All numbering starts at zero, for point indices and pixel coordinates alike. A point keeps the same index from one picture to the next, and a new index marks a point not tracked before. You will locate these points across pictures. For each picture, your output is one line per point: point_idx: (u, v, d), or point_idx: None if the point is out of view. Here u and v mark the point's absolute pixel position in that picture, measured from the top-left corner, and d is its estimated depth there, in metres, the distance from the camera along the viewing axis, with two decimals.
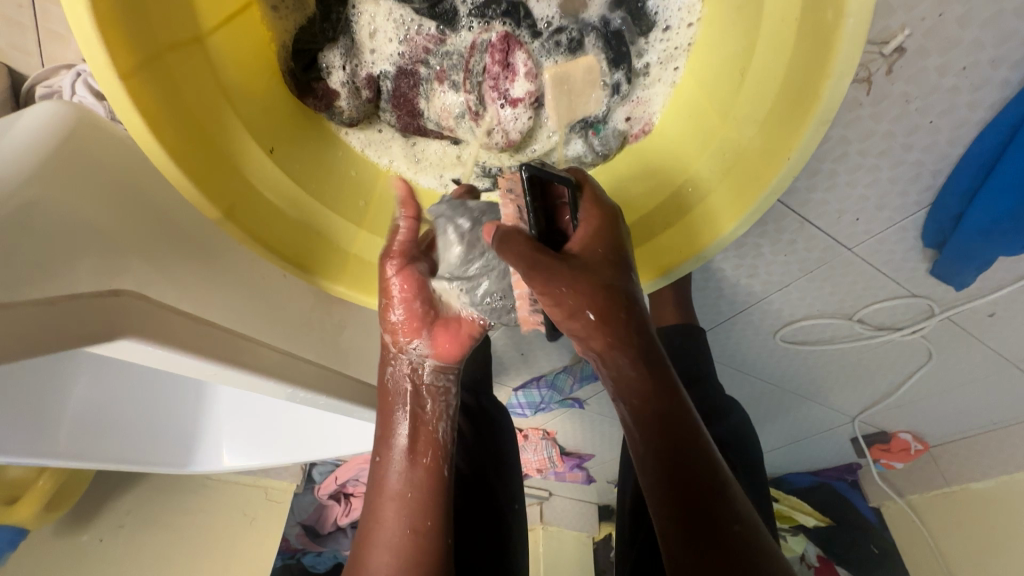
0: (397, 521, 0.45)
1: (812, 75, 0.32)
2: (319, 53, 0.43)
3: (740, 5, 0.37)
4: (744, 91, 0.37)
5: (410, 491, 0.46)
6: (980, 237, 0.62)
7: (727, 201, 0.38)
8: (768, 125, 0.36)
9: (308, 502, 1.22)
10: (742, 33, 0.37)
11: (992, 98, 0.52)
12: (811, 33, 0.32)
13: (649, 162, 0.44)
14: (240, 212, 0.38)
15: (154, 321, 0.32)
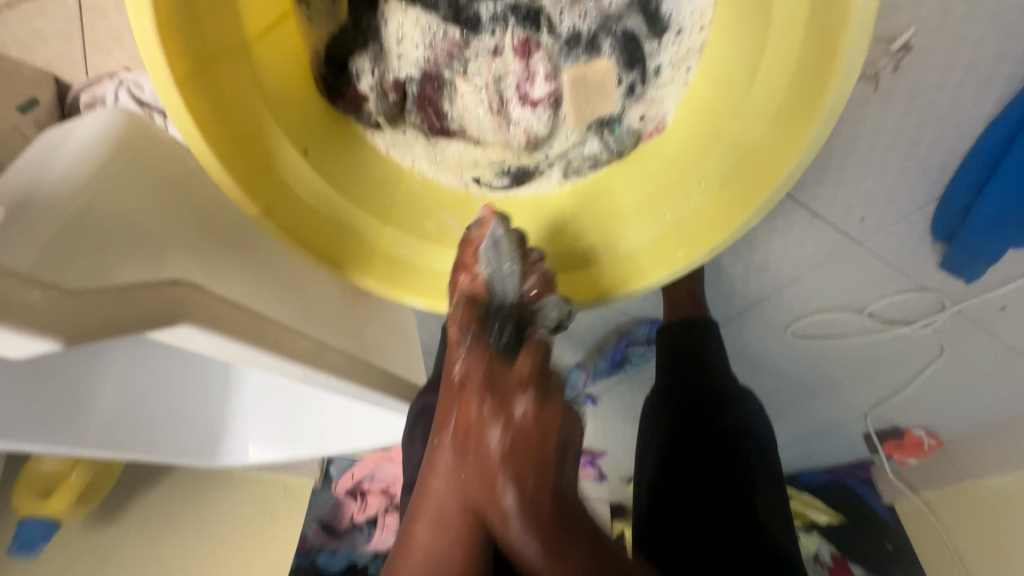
0: (444, 500, 0.45)
1: (818, 73, 0.34)
2: (349, 59, 0.45)
3: (747, 9, 0.39)
4: (753, 90, 0.39)
5: (462, 473, 0.45)
6: (987, 228, 0.63)
7: (737, 196, 0.40)
8: (777, 121, 0.37)
9: (326, 499, 1.22)
10: (751, 33, 0.39)
11: (998, 93, 0.53)
12: (817, 33, 0.34)
13: (662, 159, 0.46)
14: (277, 209, 0.41)
15: (207, 310, 0.34)
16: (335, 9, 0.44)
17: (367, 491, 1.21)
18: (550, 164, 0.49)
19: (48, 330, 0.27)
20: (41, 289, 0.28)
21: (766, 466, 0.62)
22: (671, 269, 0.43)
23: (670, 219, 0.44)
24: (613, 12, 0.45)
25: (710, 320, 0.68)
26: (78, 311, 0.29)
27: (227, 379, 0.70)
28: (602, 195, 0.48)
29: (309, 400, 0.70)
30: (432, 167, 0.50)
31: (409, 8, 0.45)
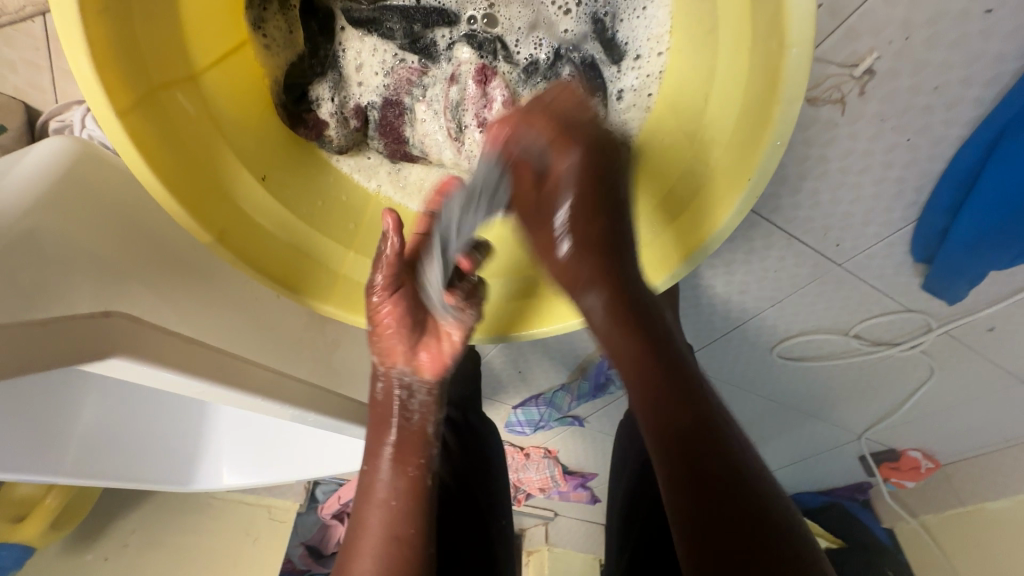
0: (382, 530, 0.46)
1: (764, 101, 0.33)
2: (310, 87, 0.46)
3: (701, 35, 0.38)
4: (708, 116, 0.39)
5: (394, 499, 0.48)
6: (968, 249, 0.62)
7: (694, 221, 0.40)
8: (731, 147, 0.37)
9: (312, 521, 1.28)
10: (702, 59, 0.39)
11: (967, 116, 0.53)
12: (762, 61, 0.33)
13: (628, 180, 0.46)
14: (231, 236, 0.41)
15: (139, 339, 0.33)
16: (291, 37, 0.44)
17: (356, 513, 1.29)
18: None
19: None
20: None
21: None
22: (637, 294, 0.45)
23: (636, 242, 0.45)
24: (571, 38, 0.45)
25: None
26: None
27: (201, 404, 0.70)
28: None
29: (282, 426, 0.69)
30: (399, 192, 0.51)
31: (366, 36, 0.45)
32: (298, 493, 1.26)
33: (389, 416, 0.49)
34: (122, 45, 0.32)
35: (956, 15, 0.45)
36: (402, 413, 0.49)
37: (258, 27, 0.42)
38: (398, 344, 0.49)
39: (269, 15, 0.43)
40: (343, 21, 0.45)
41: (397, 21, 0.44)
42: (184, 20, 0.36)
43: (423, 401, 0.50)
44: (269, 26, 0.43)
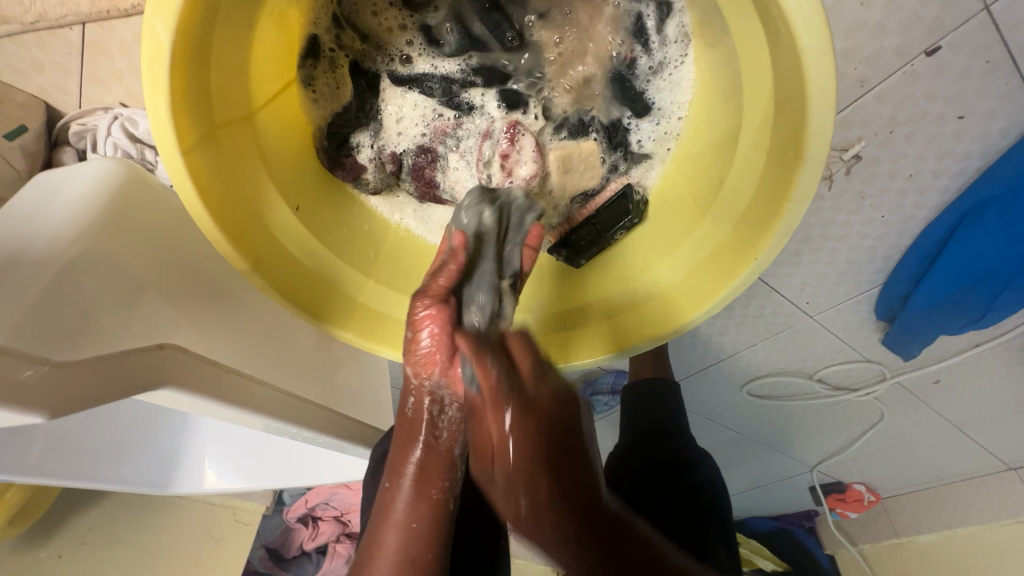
0: (399, 552, 0.47)
1: (776, 201, 0.36)
2: (351, 135, 0.48)
3: (722, 121, 0.41)
4: (722, 194, 0.42)
5: (413, 523, 0.48)
6: (929, 314, 0.69)
7: (708, 279, 0.44)
8: (739, 230, 0.41)
9: (275, 524, 1.29)
10: (721, 143, 0.42)
11: (934, 201, 0.59)
12: (777, 165, 0.36)
13: (661, 216, 0.49)
14: (264, 263, 0.42)
15: (189, 373, 0.35)
16: (337, 92, 0.46)
17: (321, 517, 1.33)
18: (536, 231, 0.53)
19: (39, 407, 0.28)
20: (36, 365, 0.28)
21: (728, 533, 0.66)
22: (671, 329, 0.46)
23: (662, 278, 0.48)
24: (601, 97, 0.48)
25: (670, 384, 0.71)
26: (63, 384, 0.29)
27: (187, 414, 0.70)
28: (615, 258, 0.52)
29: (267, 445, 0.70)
30: (423, 229, 0.54)
31: (408, 92, 0.47)
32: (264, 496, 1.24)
33: (417, 433, 0.47)
34: (197, 94, 0.35)
35: (932, 118, 0.51)
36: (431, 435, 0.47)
37: (309, 84, 0.44)
38: (437, 356, 0.44)
39: (319, 73, 0.44)
40: (387, 78, 0.47)
41: (439, 79, 0.46)
42: (252, 67, 0.38)
43: (454, 417, 0.47)
44: (319, 84, 0.45)
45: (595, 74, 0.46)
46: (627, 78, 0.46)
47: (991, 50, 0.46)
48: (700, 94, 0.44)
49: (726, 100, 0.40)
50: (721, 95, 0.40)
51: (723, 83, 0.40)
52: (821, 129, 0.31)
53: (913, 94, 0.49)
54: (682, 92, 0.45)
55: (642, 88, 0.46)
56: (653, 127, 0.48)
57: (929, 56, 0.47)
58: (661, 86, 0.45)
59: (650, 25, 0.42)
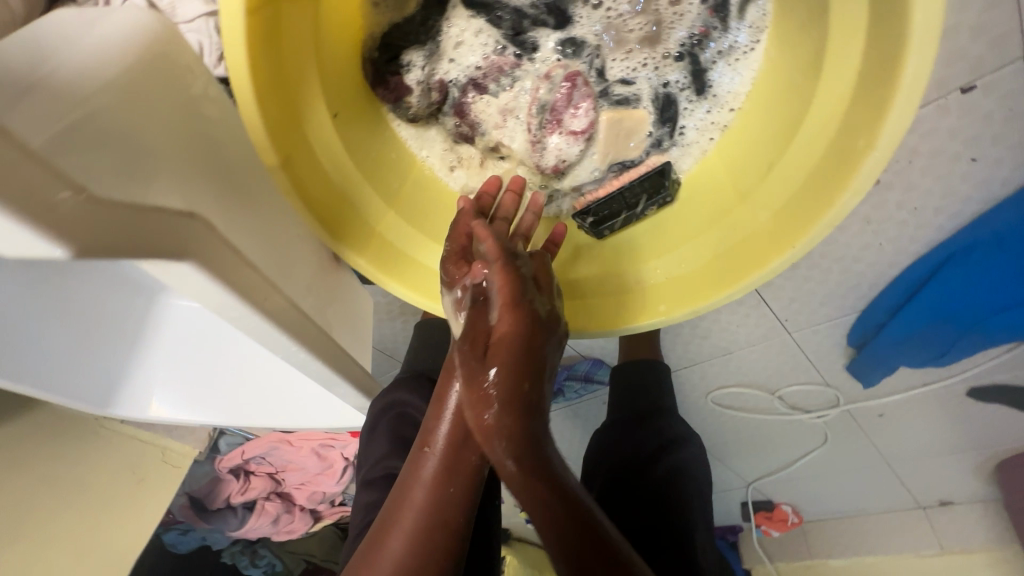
0: (427, 507, 0.48)
1: (829, 184, 0.37)
2: (403, 50, 0.45)
3: (778, 109, 0.42)
4: (767, 181, 0.43)
5: (451, 487, 0.48)
6: (897, 344, 0.74)
7: (741, 260, 0.44)
8: (781, 215, 0.42)
9: (203, 473, 1.23)
10: (776, 132, 0.42)
11: (928, 237, 0.63)
12: (836, 151, 0.36)
13: (696, 199, 0.50)
14: (294, 163, 0.39)
15: (213, 250, 0.34)
16: (401, 1, 0.44)
17: (254, 472, 1.31)
18: (559, 195, 0.53)
19: (65, 238, 0.25)
20: (69, 191, 0.26)
21: (700, 513, 0.72)
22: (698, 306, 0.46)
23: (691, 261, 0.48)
24: (662, 69, 0.47)
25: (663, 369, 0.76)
26: (86, 231, 0.26)
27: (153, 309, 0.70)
28: (653, 236, 0.52)
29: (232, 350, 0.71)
30: (450, 172, 0.52)
31: (473, 18, 0.45)
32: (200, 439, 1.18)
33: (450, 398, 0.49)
34: None
35: (949, 156, 0.55)
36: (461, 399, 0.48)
37: None
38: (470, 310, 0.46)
39: None
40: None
41: (508, 12, 0.45)
42: None
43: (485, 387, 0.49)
44: None
45: (668, 44, 0.46)
46: (694, 51, 0.45)
47: (1017, 100, 0.49)
48: (758, 83, 0.44)
49: (785, 87, 0.41)
50: (782, 84, 0.41)
51: (793, 72, 0.40)
52: (900, 116, 0.32)
53: (938, 128, 0.52)
54: (740, 80, 0.45)
55: (704, 65, 0.45)
56: (705, 113, 0.47)
57: (963, 93, 0.49)
58: (722, 72, 0.45)
59: (734, 3, 0.43)
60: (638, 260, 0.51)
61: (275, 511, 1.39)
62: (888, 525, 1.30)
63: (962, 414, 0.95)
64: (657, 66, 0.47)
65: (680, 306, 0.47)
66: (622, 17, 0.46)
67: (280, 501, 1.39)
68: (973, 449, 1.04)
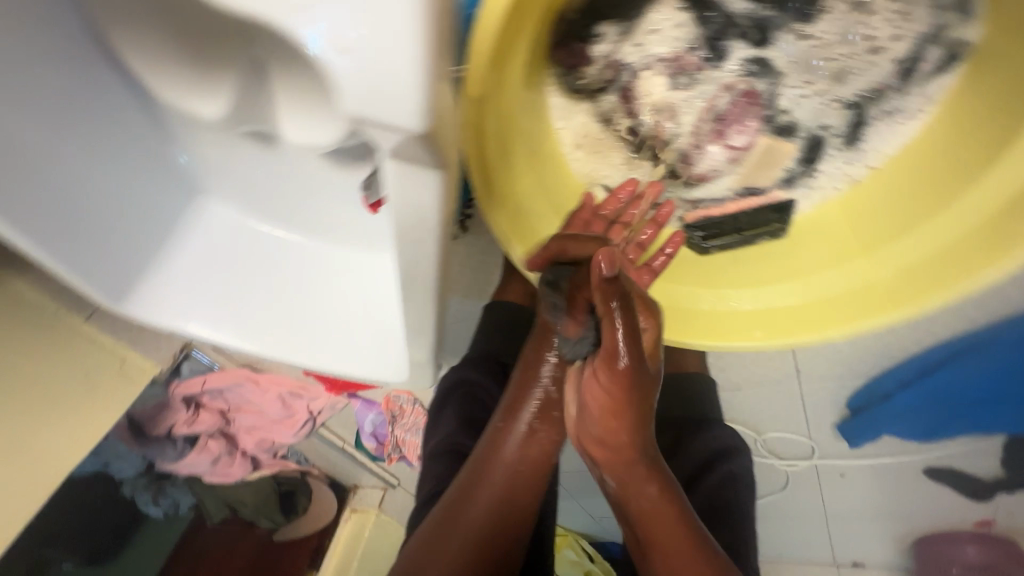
0: (504, 485, 0.54)
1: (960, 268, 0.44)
2: (600, 19, 0.43)
3: (922, 183, 0.46)
4: (894, 244, 0.48)
5: (524, 466, 0.55)
6: (895, 417, 0.81)
7: (846, 308, 0.50)
8: (905, 275, 0.47)
9: (154, 396, 1.15)
10: (915, 211, 0.46)
11: (955, 323, 0.70)
12: (983, 243, 0.42)
13: (805, 238, 0.53)
14: (485, 105, 0.39)
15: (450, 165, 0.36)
16: None
17: (205, 406, 1.23)
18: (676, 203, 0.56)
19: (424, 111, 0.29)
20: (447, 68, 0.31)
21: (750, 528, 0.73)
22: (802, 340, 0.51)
23: (794, 298, 0.52)
24: (828, 112, 0.46)
25: (711, 384, 0.81)
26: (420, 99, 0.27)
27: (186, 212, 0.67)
28: (756, 259, 0.55)
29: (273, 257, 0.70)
30: (574, 150, 0.52)
31: (681, 8, 0.42)
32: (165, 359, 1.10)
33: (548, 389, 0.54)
34: None
35: None
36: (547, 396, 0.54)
37: None
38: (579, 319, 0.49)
39: None
40: None
41: (717, 12, 0.42)
42: None
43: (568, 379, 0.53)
44: None
45: (846, 90, 0.45)
46: (863, 104, 0.45)
47: None
48: (905, 151, 0.47)
49: (940, 162, 0.45)
50: (937, 158, 0.45)
51: (959, 154, 0.43)
52: None
53: None
54: (890, 140, 0.47)
55: (865, 119, 0.46)
56: (842, 164, 0.50)
57: None
58: (880, 129, 0.47)
59: (925, 70, 0.42)
60: (732, 278, 0.55)
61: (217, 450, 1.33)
62: None
63: (908, 489, 1.06)
64: (824, 107, 0.46)
65: (772, 339, 0.52)
66: (822, 50, 0.43)
67: (224, 441, 1.32)
68: None
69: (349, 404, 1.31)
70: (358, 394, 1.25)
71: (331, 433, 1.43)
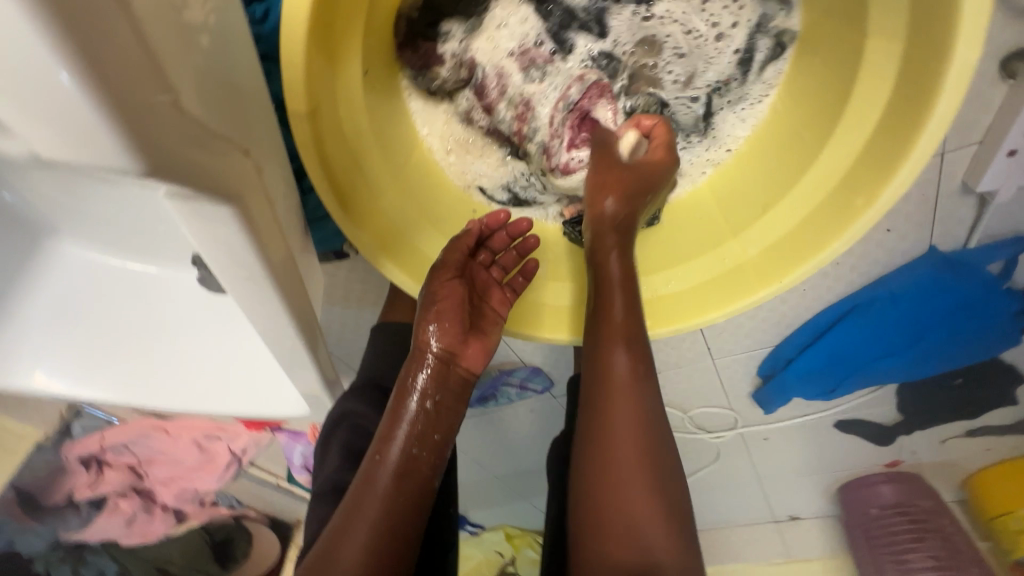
0: (381, 520, 0.48)
1: (845, 209, 0.41)
2: (444, 19, 0.45)
3: (807, 126, 0.44)
4: (779, 205, 0.45)
5: (397, 521, 0.48)
6: (801, 376, 0.86)
7: (767, 267, 0.46)
8: (800, 229, 0.44)
9: (43, 461, 1.03)
10: (788, 166, 0.45)
11: (840, 289, 0.74)
12: (863, 172, 0.39)
13: (699, 213, 0.52)
14: (320, 116, 0.35)
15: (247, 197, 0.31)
16: None
17: (109, 464, 1.12)
18: (550, 202, 0.55)
19: (136, 150, 0.24)
20: (167, 95, 0.26)
21: None
22: (721, 312, 0.48)
23: (709, 264, 0.50)
24: (681, 100, 0.50)
25: None
26: None
27: (38, 252, 0.60)
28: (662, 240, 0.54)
29: (137, 299, 0.63)
30: (445, 154, 0.50)
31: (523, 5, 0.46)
32: (47, 421, 0.99)
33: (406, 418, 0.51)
34: None
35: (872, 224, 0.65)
36: (417, 440, 0.51)
37: None
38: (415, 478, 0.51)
39: None
40: None
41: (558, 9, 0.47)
42: None
43: (419, 421, 0.51)
44: None
45: (697, 83, 0.49)
46: (711, 93, 0.49)
47: (928, 186, 0.60)
48: (761, 128, 0.48)
49: (808, 114, 0.43)
50: (793, 119, 0.45)
51: (799, 127, 0.44)
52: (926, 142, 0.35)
53: None
54: (744, 122, 0.49)
55: (716, 106, 0.50)
56: (703, 149, 0.52)
57: None
58: (729, 115, 0.50)
59: (759, 60, 0.46)
60: (648, 263, 0.54)
61: (130, 509, 1.22)
62: (749, 538, 1.47)
63: (825, 443, 1.12)
64: (675, 96, 0.50)
65: (698, 313, 0.49)
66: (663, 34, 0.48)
67: (137, 497, 1.21)
68: (826, 472, 1.23)
69: (275, 438, 1.21)
70: (282, 427, 1.15)
71: (263, 472, 1.33)
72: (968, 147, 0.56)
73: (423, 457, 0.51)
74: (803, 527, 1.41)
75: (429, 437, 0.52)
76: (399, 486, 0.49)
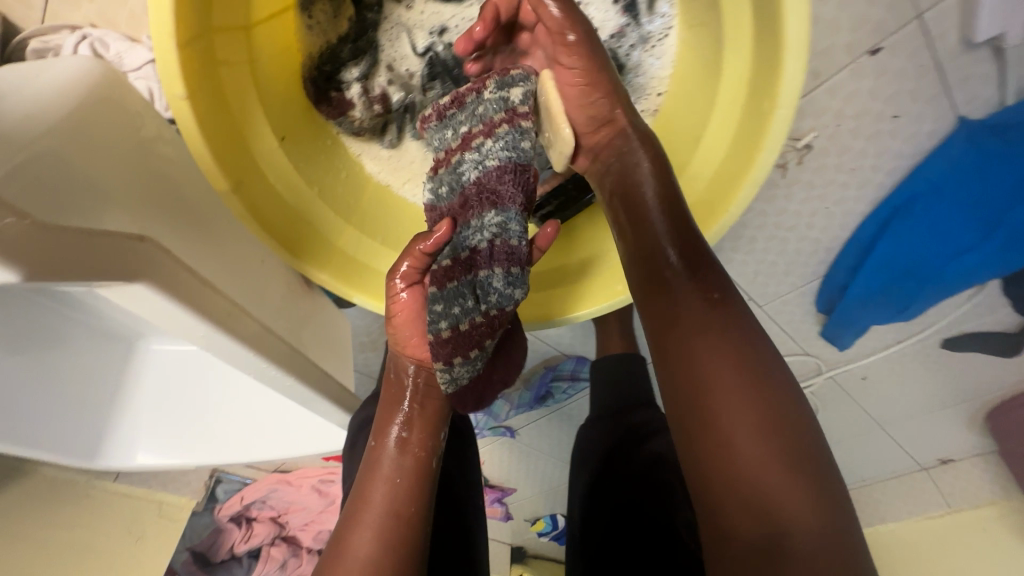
0: (385, 503, 0.51)
1: (763, 106, 0.39)
2: (340, 70, 0.49)
3: (712, 47, 0.43)
4: (710, 130, 0.45)
5: (398, 477, 0.53)
6: (863, 303, 0.75)
7: (720, 195, 0.44)
8: (735, 146, 0.43)
9: (203, 525, 1.23)
10: (707, 91, 0.45)
11: (871, 195, 0.66)
12: (763, 68, 0.39)
13: None
14: (246, 188, 0.43)
15: (168, 274, 0.36)
16: (335, 20, 0.48)
17: (256, 518, 1.26)
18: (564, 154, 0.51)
19: (12, 262, 0.28)
20: (20, 218, 0.29)
21: None
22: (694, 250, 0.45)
23: None
24: None
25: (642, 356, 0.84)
26: (37, 254, 0.29)
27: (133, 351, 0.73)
28: None
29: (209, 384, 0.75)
30: (394, 180, 0.54)
31: (403, 27, 0.50)
32: (197, 490, 1.22)
33: (401, 398, 0.55)
34: (196, 22, 0.37)
35: (873, 115, 0.58)
36: (404, 423, 0.54)
37: (306, 9, 0.46)
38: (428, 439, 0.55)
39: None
40: (397, 16, 0.50)
41: (436, 21, 0.50)
42: None
43: (420, 412, 0.55)
44: (315, 10, 0.46)
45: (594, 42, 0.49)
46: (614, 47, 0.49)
47: (921, 56, 0.53)
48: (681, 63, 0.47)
49: (710, 36, 0.43)
50: (703, 44, 0.44)
51: (704, 49, 0.44)
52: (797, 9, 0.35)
53: (857, 90, 0.56)
54: (661, 62, 0.48)
55: (624, 56, 0.49)
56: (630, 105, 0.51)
57: (872, 56, 0.53)
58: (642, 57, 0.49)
59: (644, 0, 0.47)
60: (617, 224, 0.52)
61: (281, 556, 1.25)
62: (900, 495, 1.28)
63: (941, 368, 0.97)
64: None
65: None
66: None
67: (286, 546, 1.26)
68: (959, 402, 1.05)
69: None
70: None
71: None
72: (948, 1, 0.50)
73: (424, 448, 0.55)
74: (959, 470, 1.20)
75: (429, 416, 0.55)
76: (403, 467, 0.53)
